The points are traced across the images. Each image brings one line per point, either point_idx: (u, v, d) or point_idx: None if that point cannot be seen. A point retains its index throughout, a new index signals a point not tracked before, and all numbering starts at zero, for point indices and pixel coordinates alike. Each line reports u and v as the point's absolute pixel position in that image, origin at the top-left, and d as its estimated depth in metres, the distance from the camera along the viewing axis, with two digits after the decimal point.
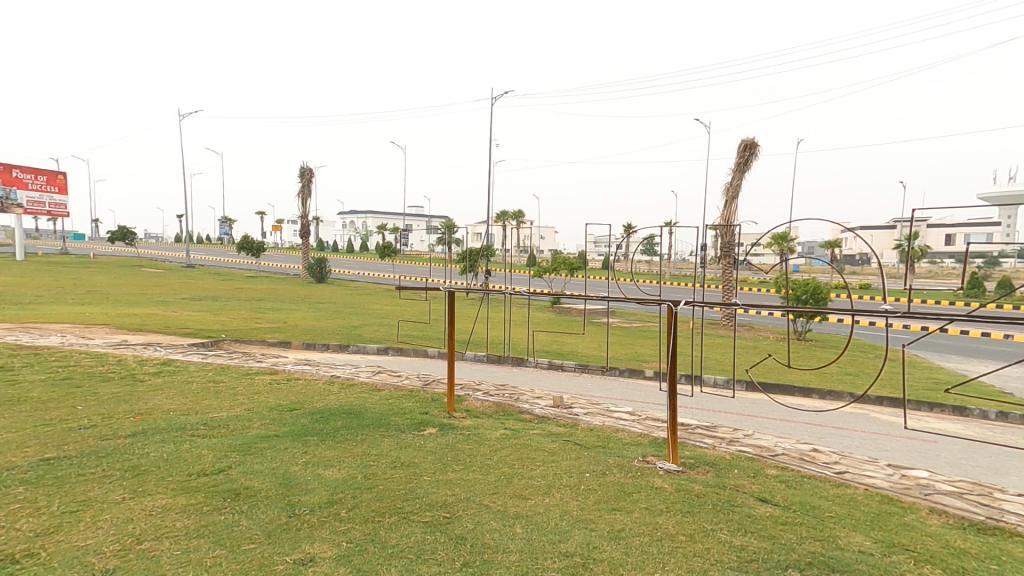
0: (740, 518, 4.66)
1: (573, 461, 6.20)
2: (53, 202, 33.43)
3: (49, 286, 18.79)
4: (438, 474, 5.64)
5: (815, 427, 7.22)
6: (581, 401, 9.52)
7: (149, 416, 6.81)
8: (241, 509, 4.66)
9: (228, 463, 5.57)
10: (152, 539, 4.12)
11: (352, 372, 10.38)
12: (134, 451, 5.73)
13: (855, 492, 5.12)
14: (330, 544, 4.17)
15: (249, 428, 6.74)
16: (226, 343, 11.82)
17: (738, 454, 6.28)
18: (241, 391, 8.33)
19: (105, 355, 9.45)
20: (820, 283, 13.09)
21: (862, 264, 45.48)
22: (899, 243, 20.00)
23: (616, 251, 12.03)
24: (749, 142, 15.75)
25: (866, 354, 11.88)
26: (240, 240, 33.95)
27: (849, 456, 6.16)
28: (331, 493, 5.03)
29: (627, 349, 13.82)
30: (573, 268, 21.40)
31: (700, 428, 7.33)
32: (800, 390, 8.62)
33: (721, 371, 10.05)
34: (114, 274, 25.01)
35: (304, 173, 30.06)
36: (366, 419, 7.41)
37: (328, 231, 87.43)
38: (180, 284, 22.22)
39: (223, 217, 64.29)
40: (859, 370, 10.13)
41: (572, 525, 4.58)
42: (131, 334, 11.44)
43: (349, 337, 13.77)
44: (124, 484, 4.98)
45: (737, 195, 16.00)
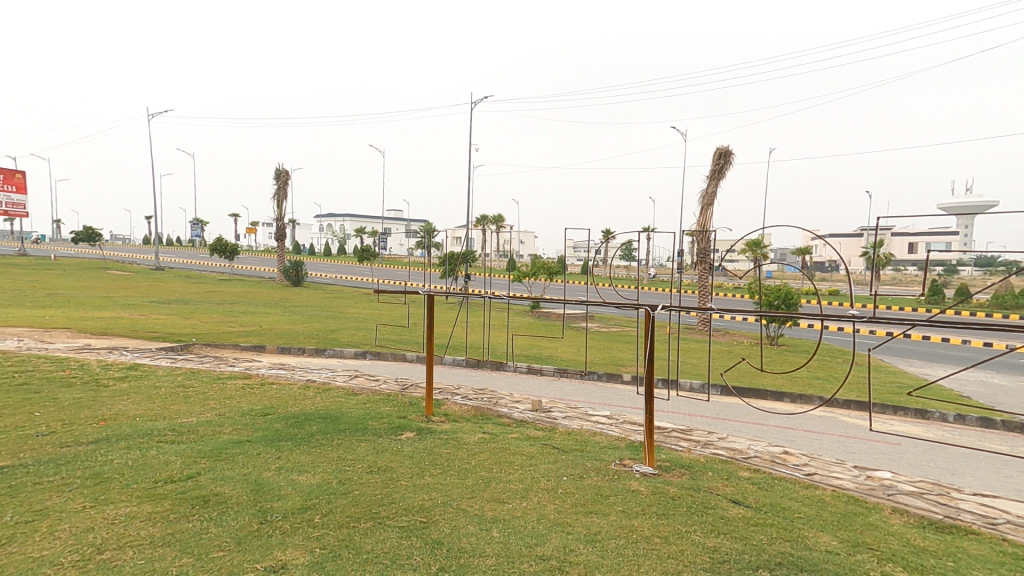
0: (713, 519, 4.72)
1: (552, 464, 6.22)
2: (11, 203, 32.21)
3: (7, 290, 18.05)
4: (415, 479, 5.59)
5: (787, 430, 7.36)
6: (560, 404, 9.56)
7: (113, 422, 6.60)
8: (211, 516, 4.55)
9: (197, 470, 5.42)
10: (115, 548, 3.99)
11: (328, 377, 10.22)
12: (98, 457, 5.54)
13: (824, 493, 5.23)
14: (303, 551, 4.09)
15: (220, 433, 6.58)
16: (196, 347, 11.53)
17: (712, 457, 6.37)
18: (212, 396, 8.12)
19: (67, 359, 9.13)
20: (791, 289, 13.38)
21: (832, 272, 46.89)
22: (866, 251, 20.68)
23: (594, 256, 12.05)
24: (724, 150, 16.06)
25: (835, 358, 12.22)
26: (214, 242, 33.24)
27: (819, 458, 6.30)
28: (305, 499, 4.93)
29: (605, 353, 13.94)
30: (553, 272, 21.50)
31: (676, 431, 7.41)
32: (772, 394, 8.79)
33: (697, 375, 10.20)
34: (78, 277, 24.20)
35: (280, 174, 29.58)
36: (343, 423, 7.31)
37: (305, 234, 86.25)
38: (148, 287, 21.61)
39: (195, 220, 62.81)
40: (829, 374, 10.40)
41: (549, 528, 4.59)
42: (95, 338, 11.07)
43: (326, 341, 13.58)
44: (85, 492, 4.80)
45: (713, 202, 16.27)
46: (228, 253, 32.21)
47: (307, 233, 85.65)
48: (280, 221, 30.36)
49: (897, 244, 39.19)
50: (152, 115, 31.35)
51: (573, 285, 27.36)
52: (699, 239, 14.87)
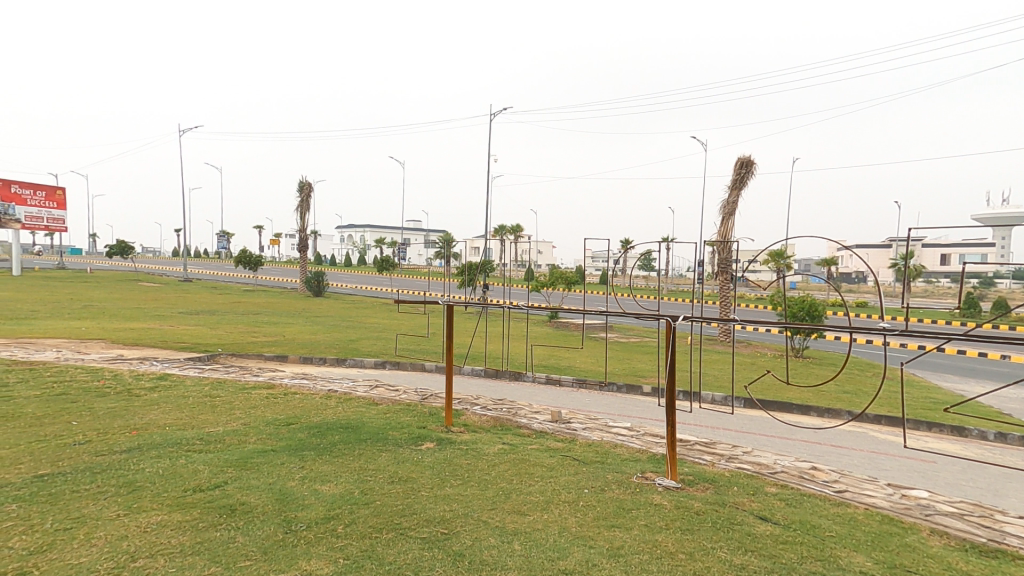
0: (739, 536, 4.65)
1: (572, 476, 6.19)
2: (52, 218, 33.41)
3: (46, 302, 18.72)
4: (436, 490, 5.61)
5: (814, 445, 7.22)
6: (579, 415, 9.51)
7: (145, 431, 6.76)
8: (238, 525, 4.63)
9: (224, 479, 5.52)
10: (147, 557, 4.08)
11: (349, 387, 10.32)
12: (130, 466, 5.68)
13: (856, 511, 5.12)
14: (327, 561, 4.14)
15: (245, 443, 6.70)
16: (223, 357, 11.78)
17: (737, 471, 6.28)
18: (238, 405, 8.28)
19: (101, 369, 9.40)
20: (815, 300, 13.15)
21: (859, 282, 45.84)
22: (897, 261, 20.20)
23: (614, 266, 11.99)
24: (746, 159, 15.92)
25: (864, 372, 11.96)
26: (238, 254, 33.97)
27: (849, 474, 6.16)
28: (327, 509, 4.99)
29: (625, 363, 13.86)
30: (570, 282, 21.46)
31: (699, 444, 7.32)
32: (797, 407, 8.63)
33: (719, 387, 10.07)
34: (110, 289, 24.93)
35: (303, 187, 30.12)
36: (364, 433, 7.38)
37: (327, 245, 87.70)
38: (177, 298, 22.14)
39: (223, 232, 64.53)
40: (858, 388, 10.17)
41: (571, 541, 4.56)
42: (127, 349, 11.38)
43: (347, 351, 13.74)
44: (119, 500, 4.93)
45: (734, 212, 16.11)
46: (252, 264, 32.86)
47: (328, 243, 86.91)
48: (302, 233, 30.87)
49: (929, 254, 38.13)
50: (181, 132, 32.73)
51: (592, 294, 27.29)
52: (721, 249, 14.65)
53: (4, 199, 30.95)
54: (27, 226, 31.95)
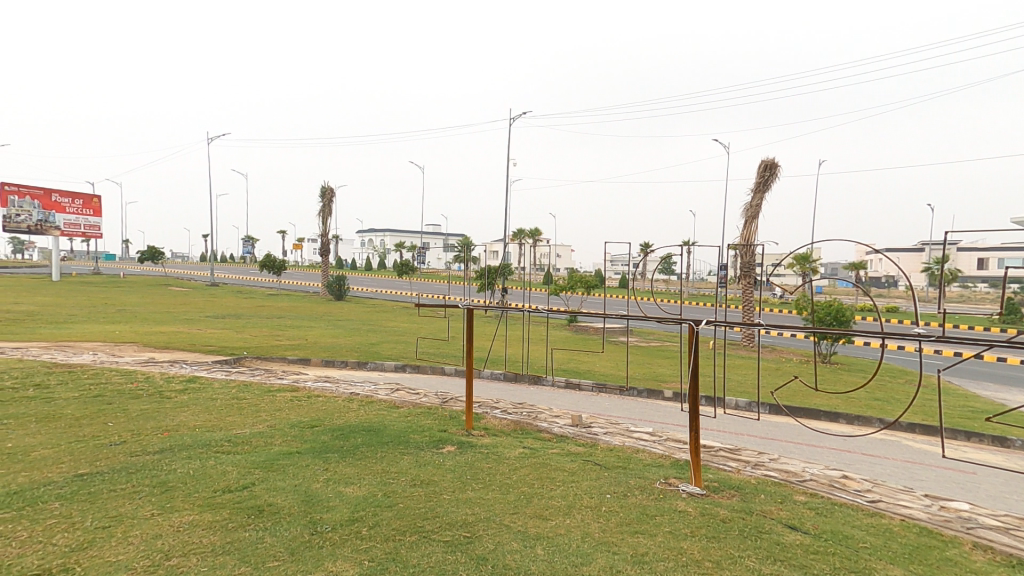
0: (768, 545, 4.57)
1: (594, 481, 6.16)
2: (89, 224, 34.48)
3: (81, 305, 19.31)
4: (458, 493, 5.64)
5: (844, 453, 7.08)
6: (600, 420, 9.46)
7: (176, 433, 6.93)
8: (266, 525, 4.71)
9: (251, 480, 5.63)
10: (180, 555, 4.18)
11: (370, 390, 10.43)
12: (162, 467, 5.83)
13: (890, 522, 5.00)
14: (352, 562, 4.19)
15: (271, 444, 6.82)
16: (248, 360, 12.01)
17: (764, 478, 6.18)
18: (263, 407, 8.43)
19: (134, 371, 9.67)
20: (843, 304, 12.90)
21: (887, 286, 44.70)
22: (930, 265, 19.67)
23: (634, 270, 11.92)
24: (769, 161, 15.72)
25: (895, 379, 11.65)
26: (262, 258, 34.61)
27: (882, 484, 6.02)
28: (352, 511, 5.05)
29: (645, 368, 13.75)
30: (590, 286, 21.40)
31: (724, 450, 7.23)
32: (826, 414, 8.47)
33: (744, 392, 9.92)
34: (141, 293, 25.63)
35: (325, 192, 30.60)
36: (386, 436, 7.45)
37: (347, 249, 88.82)
38: (204, 302, 22.66)
39: (247, 237, 65.94)
40: (889, 395, 9.93)
41: (595, 547, 4.55)
42: (158, 352, 11.67)
43: (368, 354, 13.89)
44: (153, 500, 5.06)
45: (757, 216, 15.89)
46: (275, 268, 33.43)
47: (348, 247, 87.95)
48: (324, 237, 31.32)
49: (962, 258, 37.02)
50: (209, 138, 34.65)
51: (611, 298, 27.16)
52: (744, 252, 14.47)
53: (46, 207, 32.04)
54: (65, 233, 33.04)
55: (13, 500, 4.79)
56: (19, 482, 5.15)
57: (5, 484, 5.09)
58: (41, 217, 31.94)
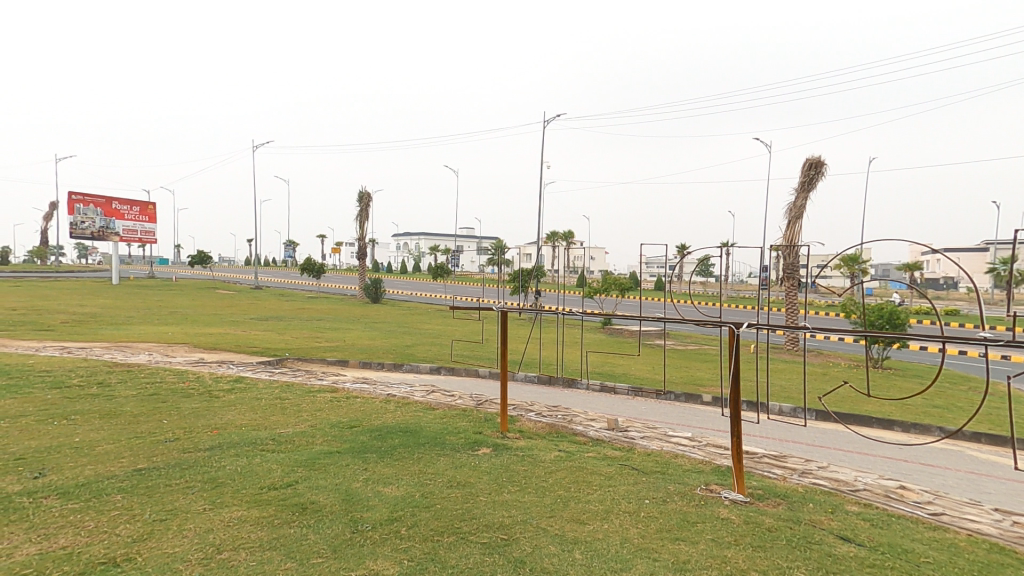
0: (819, 557, 4.39)
1: (632, 486, 6.05)
2: (145, 231, 36.18)
3: (138, 308, 20.32)
4: (494, 495, 5.64)
5: (900, 463, 6.75)
6: (636, 424, 9.31)
7: (224, 431, 7.18)
8: (309, 523, 4.82)
9: (295, 478, 5.78)
10: (231, 549, 4.31)
11: (407, 391, 10.57)
12: (212, 463, 6.04)
13: (956, 537, 4.74)
14: (393, 561, 4.24)
15: (312, 444, 6.98)
16: (290, 361, 12.37)
17: (812, 487, 5.95)
18: (305, 407, 8.66)
19: (185, 371, 10.09)
20: (896, 307, 12.33)
21: (944, 288, 42.34)
22: (996, 266, 18.54)
23: (670, 272, 11.67)
24: (814, 159, 15.20)
25: (956, 386, 11.03)
26: (302, 263, 35.63)
27: (945, 496, 5.71)
28: (391, 511, 5.12)
29: (683, 372, 13.47)
30: (625, 288, 21.14)
31: (768, 457, 7.00)
32: (879, 422, 8.10)
33: (789, 398, 9.59)
34: (191, 296, 26.80)
35: (362, 197, 31.20)
36: (422, 437, 7.53)
37: (383, 253, 90.48)
38: (249, 304, 23.47)
39: (290, 242, 68.18)
40: (949, 403, 9.41)
41: (634, 553, 4.47)
42: (207, 352, 12.14)
43: (403, 356, 14.10)
44: (204, 495, 5.25)
45: (801, 216, 15.37)
46: (315, 271, 34.36)
47: (384, 251, 89.34)
48: (361, 241, 31.94)
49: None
50: (254, 145, 35.87)
51: (647, 301, 26.76)
52: (787, 253, 13.98)
53: (107, 214, 33.91)
54: (124, 239, 34.81)
55: (79, 492, 5.05)
56: (86, 474, 5.44)
57: (73, 476, 5.39)
58: (104, 224, 33.79)
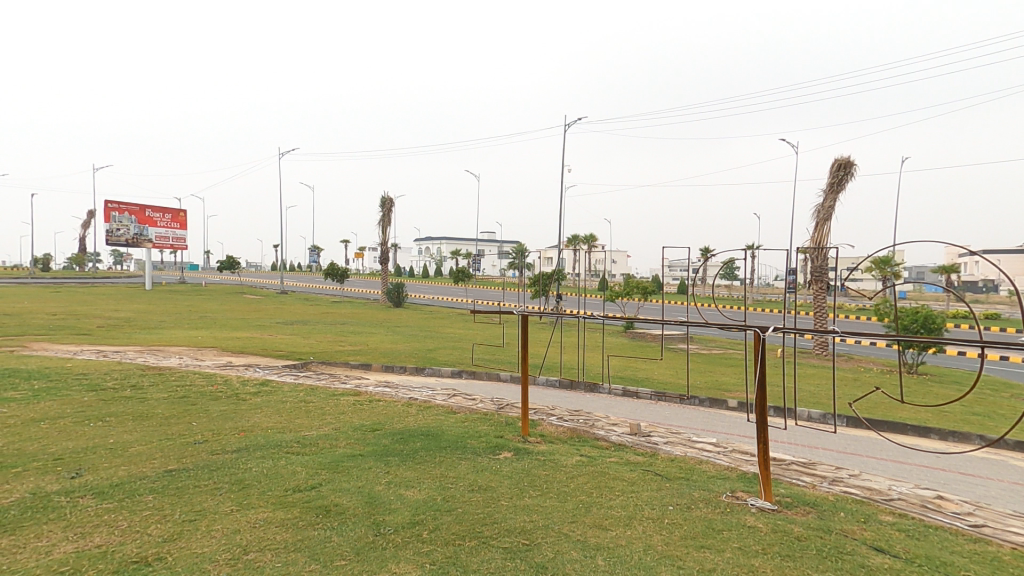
0: (851, 567, 4.26)
1: (655, 492, 5.97)
2: (177, 237, 37.34)
3: (170, 312, 20.90)
4: (515, 500, 5.62)
5: (937, 472, 6.51)
6: (659, 429, 9.17)
7: (251, 433, 7.33)
8: (332, 525, 4.87)
9: (319, 481, 5.85)
10: (257, 551, 4.38)
11: (429, 395, 10.62)
12: (239, 465, 6.18)
13: (999, 551, 4.53)
14: (414, 565, 4.25)
15: (336, 446, 7.07)
16: (314, 365, 12.57)
17: (843, 495, 5.78)
18: (328, 410, 8.78)
19: (214, 375, 10.32)
20: (931, 311, 11.92)
21: (982, 290, 40.73)
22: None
23: (693, 275, 11.44)
24: (844, 160, 14.81)
25: (996, 392, 10.61)
26: (327, 268, 36.26)
27: (985, 507, 5.48)
28: (413, 514, 5.14)
29: (707, 376, 13.22)
30: (647, 292, 20.92)
31: (797, 464, 6.82)
32: (914, 430, 7.83)
33: (818, 404, 9.33)
34: (220, 300, 27.53)
35: (385, 203, 31.48)
36: (444, 440, 7.56)
37: (404, 257, 91.38)
38: (275, 309, 23.97)
39: (315, 248, 69.40)
40: (988, 410, 9.04)
41: (658, 560, 4.40)
42: (235, 356, 12.41)
43: (425, 360, 14.18)
44: (232, 496, 5.36)
45: (830, 217, 14.99)
46: (339, 277, 34.85)
47: (406, 255, 90.17)
48: (383, 246, 32.23)
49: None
50: (280, 154, 36.67)
51: (669, 305, 26.48)
52: (816, 256, 13.56)
53: (141, 222, 35.06)
54: (156, 245, 35.87)
55: (113, 492, 5.21)
56: (119, 475, 5.60)
57: (107, 476, 5.56)
58: (137, 231, 34.85)
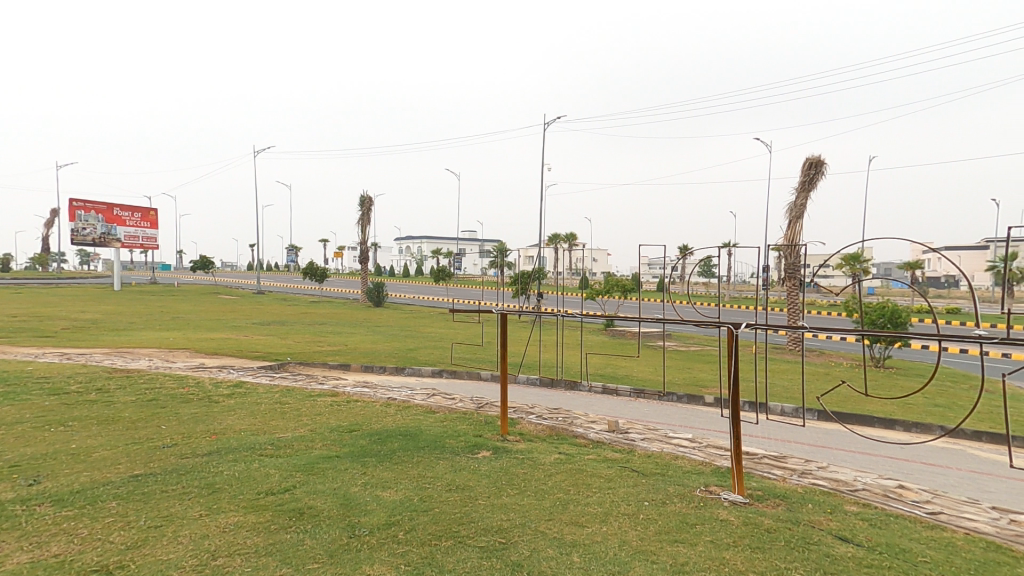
0: (817, 557, 4.34)
1: (631, 489, 6.01)
2: (146, 236, 36.57)
3: (141, 314, 20.36)
4: (493, 498, 5.62)
5: (901, 462, 6.68)
6: (637, 426, 9.25)
7: (223, 436, 7.20)
8: (306, 528, 4.81)
9: (293, 483, 5.77)
10: (226, 556, 4.31)
11: (408, 395, 10.54)
12: (210, 469, 6.06)
13: (953, 536, 4.67)
14: (389, 566, 4.22)
15: (312, 448, 6.98)
16: (291, 366, 12.41)
17: (812, 487, 5.89)
18: (305, 412, 8.66)
19: (186, 377, 10.12)
20: (896, 306, 12.24)
21: (947, 286, 42.11)
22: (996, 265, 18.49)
23: (671, 273, 11.51)
24: (815, 158, 15.09)
25: (957, 384, 10.99)
26: (305, 267, 35.78)
27: (943, 495, 5.63)
28: (389, 515, 5.10)
29: (684, 373, 13.39)
30: (627, 290, 21.08)
31: (768, 457, 6.94)
32: (881, 422, 8.03)
33: (790, 398, 9.53)
34: (194, 301, 26.95)
35: (363, 202, 31.23)
36: (422, 440, 7.52)
37: (385, 257, 90.62)
38: (252, 309, 23.58)
39: (292, 247, 68.38)
40: (950, 401, 9.34)
41: (632, 555, 4.43)
42: (208, 358, 12.19)
43: (405, 359, 14.10)
44: (202, 501, 5.25)
45: (802, 215, 15.27)
46: (318, 277, 34.46)
47: (387, 254, 89.45)
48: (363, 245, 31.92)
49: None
50: (255, 152, 36.04)
51: (649, 303, 26.79)
52: (790, 253, 13.77)
53: (108, 220, 34.20)
54: (125, 245, 35.06)
55: (74, 499, 5.07)
56: (81, 482, 5.45)
57: (68, 483, 5.41)
58: (105, 230, 34.05)
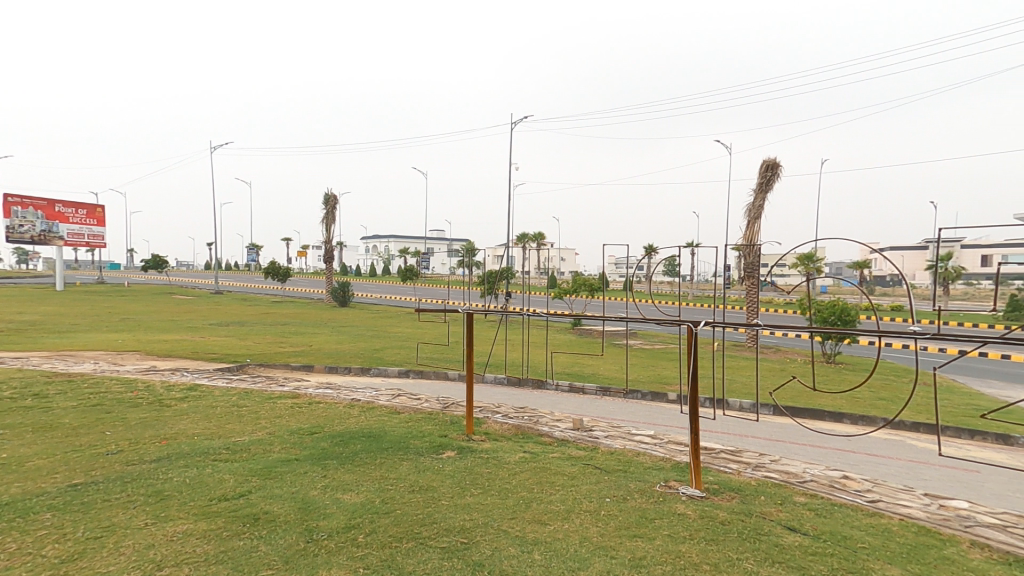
0: (767, 547, 4.46)
1: (594, 485, 6.05)
2: (92, 235, 35.02)
3: (90, 315, 19.43)
4: (456, 498, 5.57)
5: (848, 453, 6.94)
6: (602, 424, 9.34)
7: (174, 441, 6.93)
8: (261, 534, 4.67)
9: (248, 488, 5.59)
10: (172, 565, 4.14)
11: (372, 396, 10.37)
12: (159, 475, 5.82)
13: (889, 522, 4.88)
14: (347, 570, 4.13)
15: (270, 452, 6.79)
16: (251, 367, 12.05)
17: (764, 480, 6.06)
18: (264, 415, 8.42)
19: (135, 380, 9.69)
20: (845, 304, 12.76)
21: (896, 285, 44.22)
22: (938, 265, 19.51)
23: (635, 272, 11.68)
24: (771, 161, 15.55)
25: (900, 378, 11.54)
26: (268, 267, 34.85)
27: (884, 484, 5.88)
28: (349, 518, 4.99)
29: (649, 371, 13.60)
30: (594, 289, 21.31)
31: (725, 452, 7.10)
32: (831, 415, 8.34)
33: (747, 394, 9.80)
34: (148, 302, 25.88)
35: (328, 200, 30.67)
36: (386, 441, 7.40)
37: (352, 256, 89.15)
38: (210, 310, 22.81)
39: (254, 246, 66.57)
40: (893, 394, 9.81)
41: (592, 551, 4.46)
42: (160, 360, 11.73)
43: (371, 360, 13.88)
44: (148, 509, 5.04)
45: (760, 216, 15.72)
46: (281, 276, 33.61)
47: (355, 253, 88.06)
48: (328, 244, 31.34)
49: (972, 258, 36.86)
50: (213, 147, 34.88)
51: (616, 302, 27.17)
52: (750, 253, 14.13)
53: (49, 218, 32.53)
54: (68, 243, 33.48)
55: (4, 512, 4.78)
56: (13, 493, 5.15)
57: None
58: (45, 227, 32.37)
